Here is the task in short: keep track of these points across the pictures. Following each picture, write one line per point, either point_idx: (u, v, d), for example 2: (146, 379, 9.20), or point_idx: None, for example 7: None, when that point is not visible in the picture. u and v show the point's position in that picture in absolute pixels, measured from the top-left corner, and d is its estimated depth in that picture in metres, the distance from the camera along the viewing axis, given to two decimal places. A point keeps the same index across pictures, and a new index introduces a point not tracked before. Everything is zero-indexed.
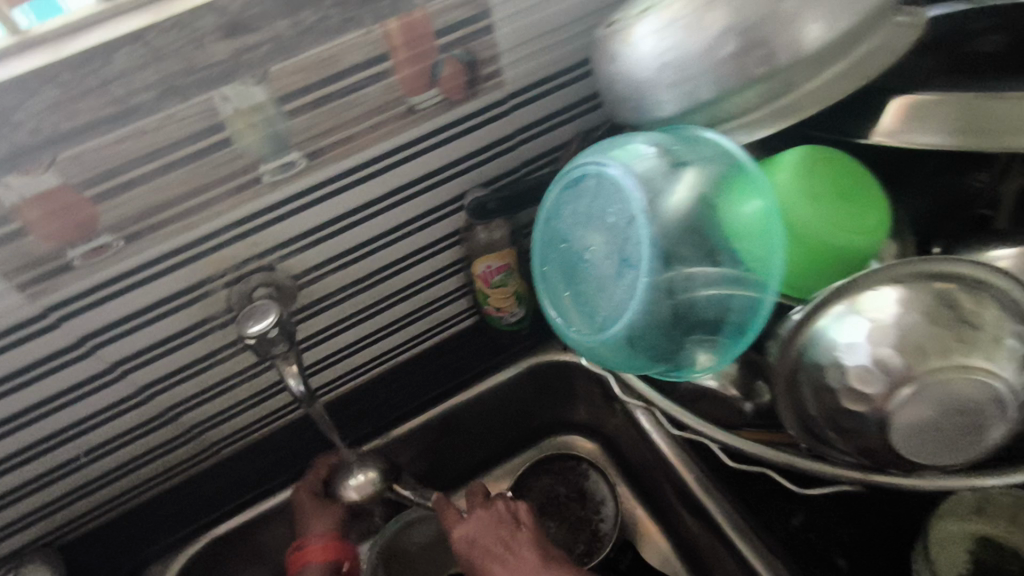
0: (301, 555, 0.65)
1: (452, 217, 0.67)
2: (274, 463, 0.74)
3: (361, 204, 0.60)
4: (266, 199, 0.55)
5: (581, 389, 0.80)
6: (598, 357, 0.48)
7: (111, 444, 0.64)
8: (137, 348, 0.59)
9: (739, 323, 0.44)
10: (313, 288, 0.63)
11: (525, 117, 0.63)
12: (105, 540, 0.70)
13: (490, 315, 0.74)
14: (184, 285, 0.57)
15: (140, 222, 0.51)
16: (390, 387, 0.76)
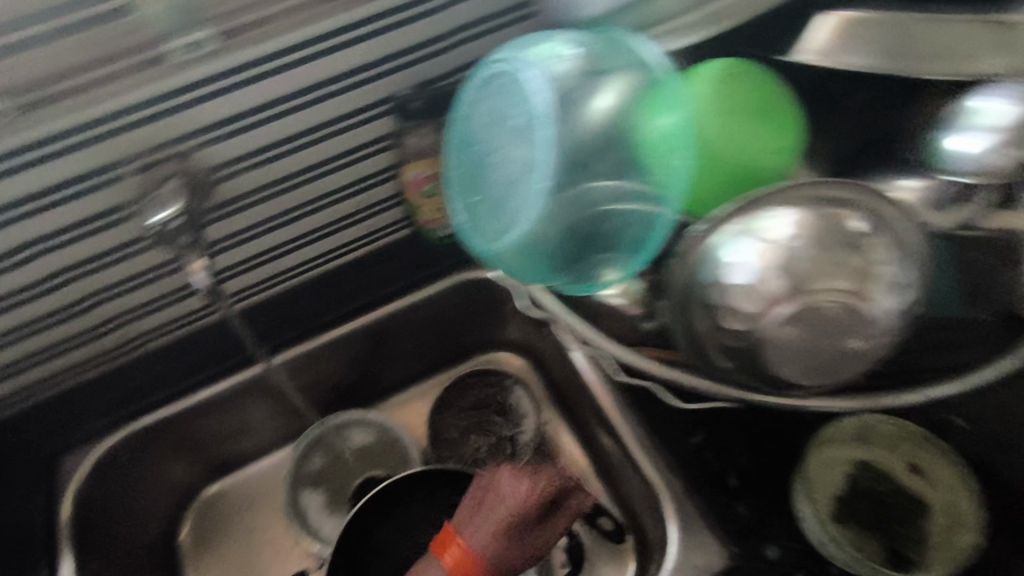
0: None
1: (382, 119, 0.64)
2: (195, 361, 0.74)
3: (280, 95, 0.57)
4: (171, 81, 0.52)
5: (507, 309, 0.81)
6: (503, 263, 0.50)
7: (21, 331, 0.63)
8: (42, 232, 0.56)
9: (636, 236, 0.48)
10: (233, 183, 0.61)
11: (459, 18, 0.60)
12: (20, 428, 0.70)
13: (425, 226, 0.73)
14: (87, 168, 0.54)
15: (34, 91, 0.48)
16: (319, 294, 0.75)
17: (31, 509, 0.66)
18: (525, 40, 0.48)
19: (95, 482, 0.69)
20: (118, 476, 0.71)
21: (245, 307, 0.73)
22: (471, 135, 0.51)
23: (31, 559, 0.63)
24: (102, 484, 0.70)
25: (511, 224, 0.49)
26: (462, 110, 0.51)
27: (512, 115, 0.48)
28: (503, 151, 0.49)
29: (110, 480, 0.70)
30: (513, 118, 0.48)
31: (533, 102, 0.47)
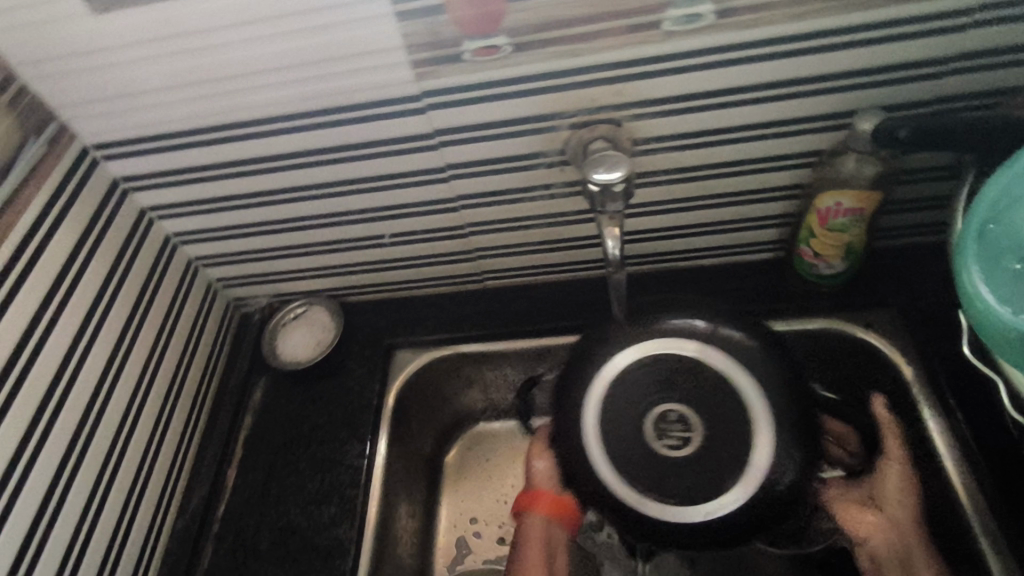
0: (525, 501, 0.66)
1: (824, 134, 0.57)
2: (527, 311, 0.76)
3: (740, 86, 0.53)
4: (654, 49, 0.51)
5: (860, 376, 0.69)
6: None
7: (412, 235, 0.71)
8: (471, 158, 0.61)
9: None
10: (646, 158, 0.60)
11: (986, 40, 0.49)
12: (378, 312, 0.80)
13: (802, 257, 0.66)
14: (537, 113, 0.57)
15: (535, 34, 0.50)
16: (659, 287, 0.73)
17: (368, 388, 0.74)
18: None
19: (416, 379, 0.76)
20: (432, 383, 0.78)
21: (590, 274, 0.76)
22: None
23: (355, 428, 0.71)
24: (419, 383, 0.77)
25: None
26: None
27: None
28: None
29: (420, 384, 0.77)
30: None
31: None
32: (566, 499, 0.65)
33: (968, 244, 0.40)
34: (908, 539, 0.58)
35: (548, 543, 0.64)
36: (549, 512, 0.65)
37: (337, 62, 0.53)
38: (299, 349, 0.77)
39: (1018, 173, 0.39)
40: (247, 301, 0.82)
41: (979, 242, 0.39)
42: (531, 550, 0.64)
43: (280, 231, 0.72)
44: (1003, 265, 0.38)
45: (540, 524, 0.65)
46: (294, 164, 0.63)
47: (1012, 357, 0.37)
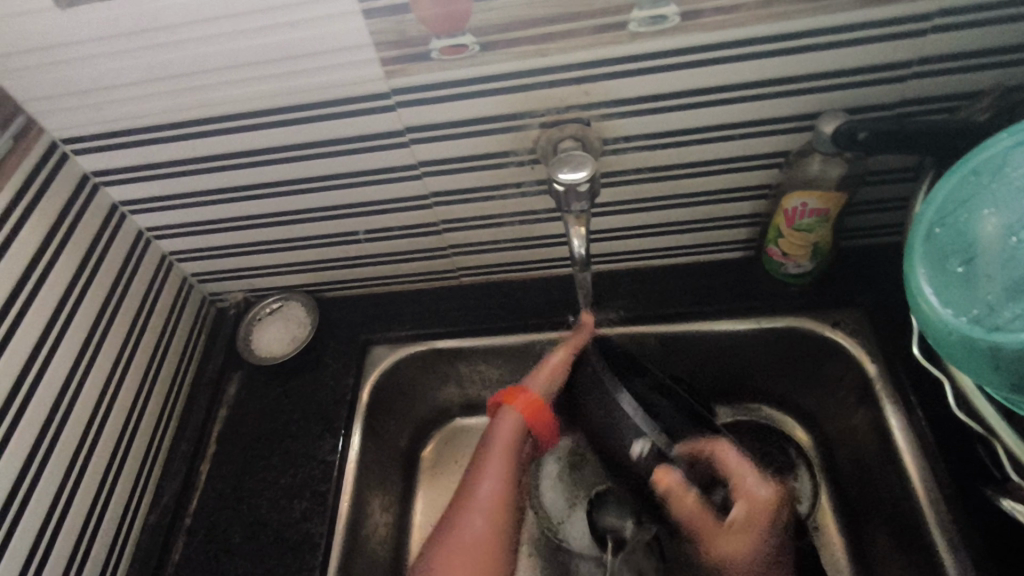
0: (510, 395, 0.66)
1: (789, 135, 0.58)
2: (501, 308, 0.77)
3: (705, 87, 0.54)
4: (621, 50, 0.51)
5: (827, 373, 0.70)
6: (973, 356, 0.37)
7: (386, 232, 0.72)
8: (442, 156, 0.62)
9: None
10: (615, 157, 0.60)
11: (945, 45, 0.50)
12: (353, 308, 0.81)
13: (772, 257, 0.67)
14: (506, 112, 0.57)
15: (502, 33, 0.51)
16: (631, 285, 0.73)
17: (342, 383, 0.75)
18: None
19: (391, 375, 0.76)
20: (408, 379, 0.78)
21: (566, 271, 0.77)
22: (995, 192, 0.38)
23: (329, 422, 0.72)
24: (394, 379, 0.77)
25: (1007, 316, 0.35)
26: (978, 165, 0.39)
27: None
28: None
29: (395, 380, 0.77)
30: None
31: None
32: (544, 405, 0.65)
33: (918, 246, 0.41)
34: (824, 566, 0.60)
35: (511, 485, 0.62)
36: (530, 413, 0.65)
37: (306, 59, 0.53)
38: (274, 344, 0.77)
39: (965, 176, 0.39)
40: (223, 295, 0.83)
41: (928, 245, 0.40)
42: (485, 476, 0.61)
43: (254, 226, 0.72)
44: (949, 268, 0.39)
45: (516, 419, 0.64)
46: (266, 160, 0.63)
47: (956, 357, 0.38)
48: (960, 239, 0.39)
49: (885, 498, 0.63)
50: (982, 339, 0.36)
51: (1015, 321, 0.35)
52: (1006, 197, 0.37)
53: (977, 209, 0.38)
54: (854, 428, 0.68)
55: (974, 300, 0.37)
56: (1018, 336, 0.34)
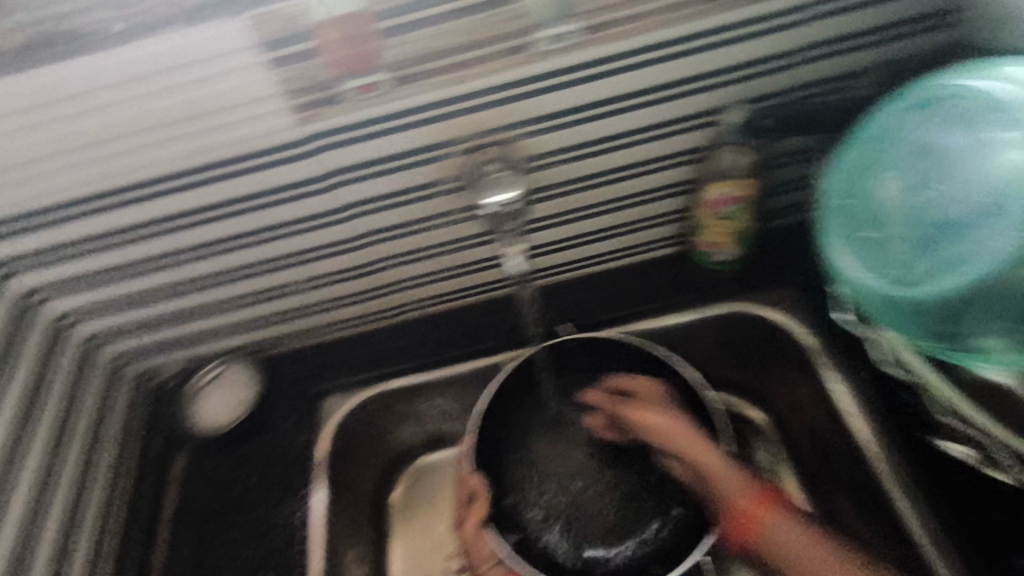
0: None
1: (701, 131, 0.61)
2: (450, 337, 0.76)
3: (616, 95, 0.56)
4: (531, 69, 0.52)
5: (773, 350, 0.73)
6: (894, 313, 0.39)
7: (322, 279, 0.70)
8: (369, 195, 0.61)
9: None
10: (541, 173, 0.62)
11: (827, 30, 0.54)
12: (299, 361, 0.78)
13: (701, 249, 0.70)
14: (428, 143, 0.57)
15: (413, 66, 0.51)
16: (573, 295, 0.75)
17: (296, 439, 0.73)
18: (986, 63, 0.40)
19: (348, 423, 0.74)
20: (364, 424, 0.76)
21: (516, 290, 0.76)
22: (887, 163, 0.42)
23: (288, 484, 0.69)
24: (352, 427, 0.75)
25: (923, 268, 0.38)
26: (874, 136, 0.43)
27: (953, 146, 0.39)
28: (945, 177, 0.39)
29: (353, 428, 0.75)
30: (973, 145, 0.38)
31: (992, 137, 0.38)
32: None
33: (830, 217, 0.44)
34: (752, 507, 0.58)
35: None
36: None
37: (216, 114, 0.52)
38: (220, 412, 0.73)
39: (857, 151, 0.44)
40: (158, 370, 0.77)
41: (839, 215, 0.43)
42: None
43: (182, 294, 0.69)
44: (862, 236, 0.42)
45: None
46: (186, 224, 0.61)
47: (878, 317, 0.40)
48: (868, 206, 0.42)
49: (839, 463, 0.65)
50: (904, 295, 0.38)
51: (932, 271, 0.37)
52: (904, 162, 0.41)
53: (880, 178, 0.42)
54: (802, 399, 0.71)
55: (890, 260, 0.40)
56: (938, 286, 0.36)
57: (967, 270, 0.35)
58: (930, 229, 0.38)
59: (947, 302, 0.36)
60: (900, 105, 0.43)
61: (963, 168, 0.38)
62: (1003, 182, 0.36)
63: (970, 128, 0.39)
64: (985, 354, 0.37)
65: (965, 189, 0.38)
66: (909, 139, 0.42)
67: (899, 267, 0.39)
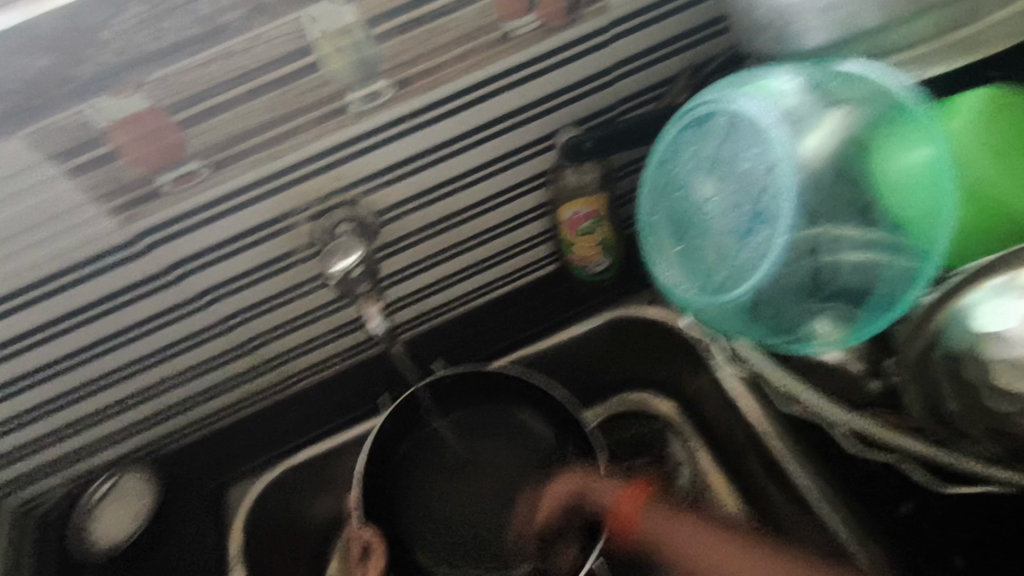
0: None
1: (541, 157, 0.62)
2: (347, 400, 0.75)
3: (446, 140, 0.56)
4: (351, 131, 0.52)
5: (659, 348, 0.75)
6: (709, 318, 0.45)
7: (197, 371, 0.67)
8: (222, 280, 0.59)
9: (887, 294, 0.40)
10: (395, 224, 0.62)
11: (630, 47, 0.56)
12: (193, 456, 0.74)
13: (573, 264, 0.70)
14: (268, 218, 0.56)
15: (226, 150, 0.49)
16: (463, 331, 0.75)
17: (204, 549, 0.69)
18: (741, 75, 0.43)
19: (256, 512, 0.71)
20: (276, 507, 0.72)
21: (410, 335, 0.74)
22: (681, 174, 0.46)
23: None
24: (261, 516, 0.71)
25: (721, 276, 0.43)
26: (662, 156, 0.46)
27: (727, 157, 0.44)
28: (726, 187, 0.44)
29: (266, 510, 0.71)
30: (745, 158, 0.42)
31: (754, 149, 0.42)
32: None
33: (643, 235, 0.48)
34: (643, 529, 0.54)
35: None
36: None
37: (23, 233, 0.49)
38: (114, 530, 0.68)
39: (657, 167, 0.47)
40: (41, 498, 0.73)
41: (649, 232, 0.47)
42: None
43: (43, 417, 0.64)
44: (672, 250, 0.47)
45: None
46: (26, 347, 0.57)
47: (699, 321, 0.46)
48: (671, 222, 0.47)
49: (744, 442, 0.68)
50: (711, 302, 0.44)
51: (727, 277, 0.43)
52: (690, 176, 0.46)
53: (678, 194, 0.46)
54: (702, 386, 0.73)
55: (696, 270, 0.45)
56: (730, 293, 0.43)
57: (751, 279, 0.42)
58: (722, 238, 0.44)
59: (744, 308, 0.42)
60: (678, 121, 0.45)
61: (737, 179, 0.43)
62: (772, 196, 0.41)
63: (739, 140, 0.43)
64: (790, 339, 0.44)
65: (738, 198, 0.43)
66: (693, 151, 0.45)
67: (704, 276, 0.45)
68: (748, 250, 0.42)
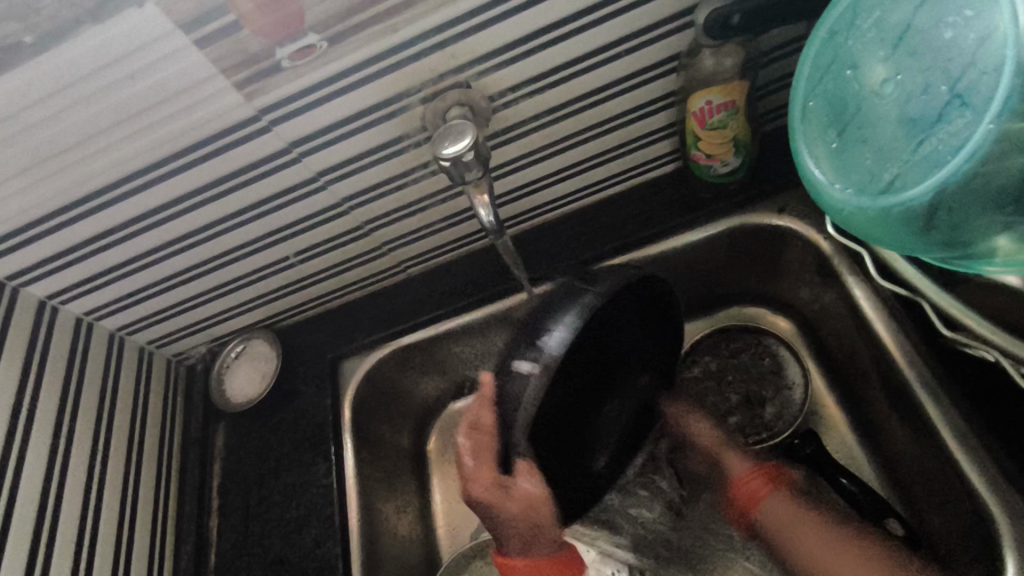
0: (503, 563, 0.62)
1: (675, 37, 0.55)
2: (455, 288, 0.76)
3: (568, 15, 0.51)
4: (468, 3, 0.49)
5: (788, 259, 0.69)
6: (870, 222, 0.39)
7: (315, 249, 0.70)
8: (339, 160, 0.60)
9: None
10: (509, 110, 0.59)
11: None
12: (313, 328, 0.80)
13: (698, 162, 0.64)
14: (382, 99, 0.55)
15: (342, 23, 0.48)
16: (571, 229, 0.73)
17: (321, 406, 0.75)
18: None
19: (367, 386, 0.74)
20: (385, 386, 0.76)
21: (521, 229, 0.75)
22: (853, 49, 0.40)
23: (318, 446, 0.72)
24: (371, 391, 0.74)
25: (891, 174, 0.38)
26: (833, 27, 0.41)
27: (918, 25, 0.37)
28: (911, 65, 0.37)
29: (375, 386, 0.75)
30: (948, 25, 0.35)
31: (961, 11, 0.34)
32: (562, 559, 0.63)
33: (798, 124, 0.43)
34: (793, 514, 0.59)
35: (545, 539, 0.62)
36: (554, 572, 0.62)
37: (157, 107, 0.51)
38: (248, 388, 0.77)
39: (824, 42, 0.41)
40: (187, 353, 0.82)
41: (806, 121, 0.43)
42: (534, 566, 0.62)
43: (186, 281, 0.71)
44: (831, 141, 0.42)
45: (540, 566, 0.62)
46: (167, 216, 0.62)
47: (857, 227, 0.41)
48: (833, 109, 0.42)
49: (871, 366, 0.62)
50: (873, 206, 0.38)
51: (898, 176, 0.37)
52: (864, 53, 0.40)
53: (845, 75, 0.41)
54: (827, 306, 0.67)
55: (858, 166, 0.40)
56: (903, 195, 0.37)
57: (936, 175, 0.35)
58: (896, 130, 0.37)
59: (915, 210, 0.36)
60: None
61: (928, 53, 0.36)
62: (979, 72, 0.33)
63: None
64: (973, 251, 0.38)
65: (928, 77, 0.36)
66: (876, 19, 0.39)
67: (869, 174, 0.39)
68: (933, 141, 0.35)
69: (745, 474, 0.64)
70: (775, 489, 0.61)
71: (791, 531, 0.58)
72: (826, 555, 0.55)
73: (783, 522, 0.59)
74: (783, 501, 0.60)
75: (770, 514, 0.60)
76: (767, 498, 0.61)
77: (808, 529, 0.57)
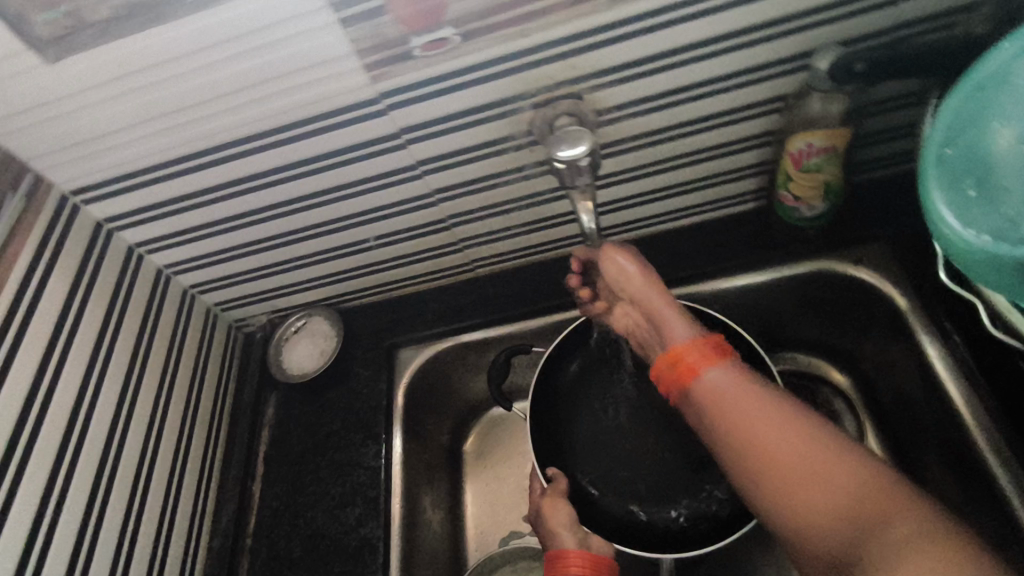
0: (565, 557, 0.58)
1: (786, 78, 0.57)
2: (520, 293, 0.77)
3: (692, 42, 0.53)
4: (601, 19, 0.50)
5: (857, 312, 0.69)
6: (999, 270, 0.40)
7: (396, 235, 0.72)
8: (441, 152, 0.62)
9: None
10: (613, 126, 0.60)
11: None
12: (374, 313, 0.82)
13: (784, 203, 0.66)
14: (497, 98, 0.57)
15: (480, 20, 0.50)
16: (644, 252, 0.75)
17: (374, 389, 0.76)
18: None
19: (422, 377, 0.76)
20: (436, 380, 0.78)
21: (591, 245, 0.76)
22: (1001, 106, 0.42)
23: (369, 429, 0.72)
24: (424, 383, 0.76)
25: None
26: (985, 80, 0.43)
27: None
28: None
29: (429, 378, 0.77)
30: None
31: None
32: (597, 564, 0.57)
33: (929, 169, 0.44)
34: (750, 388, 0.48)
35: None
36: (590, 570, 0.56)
37: (290, 76, 0.53)
38: (306, 361, 0.77)
39: (972, 93, 0.43)
40: (248, 320, 0.84)
41: (940, 166, 0.44)
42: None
43: (267, 249, 0.73)
44: (964, 190, 0.42)
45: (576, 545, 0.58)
46: (268, 181, 0.64)
47: (979, 276, 0.41)
48: (971, 160, 0.43)
49: (932, 425, 0.61)
50: (1010, 252, 0.39)
51: None
52: (1015, 110, 0.42)
53: (990, 129, 0.42)
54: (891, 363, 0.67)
55: (993, 215, 0.41)
56: None
57: None
58: None
59: None
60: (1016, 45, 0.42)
61: None
62: None
63: None
64: None
65: None
66: None
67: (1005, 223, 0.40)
68: None
69: (688, 341, 0.53)
70: (729, 362, 0.50)
71: (735, 406, 0.47)
72: (778, 445, 0.44)
73: (722, 399, 0.48)
74: (733, 374, 0.49)
75: (708, 389, 0.49)
76: (713, 371, 0.50)
77: (773, 417, 0.45)
